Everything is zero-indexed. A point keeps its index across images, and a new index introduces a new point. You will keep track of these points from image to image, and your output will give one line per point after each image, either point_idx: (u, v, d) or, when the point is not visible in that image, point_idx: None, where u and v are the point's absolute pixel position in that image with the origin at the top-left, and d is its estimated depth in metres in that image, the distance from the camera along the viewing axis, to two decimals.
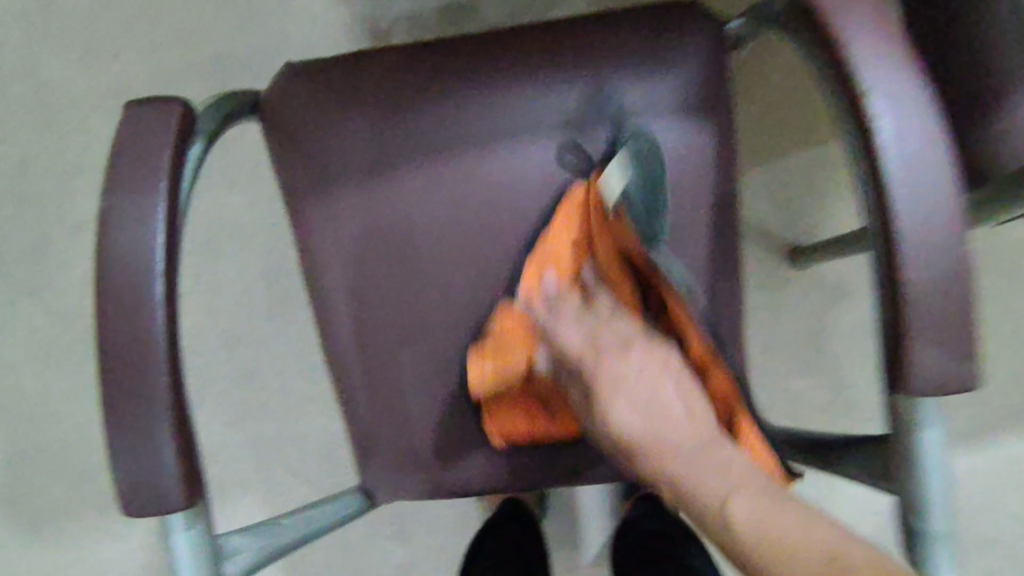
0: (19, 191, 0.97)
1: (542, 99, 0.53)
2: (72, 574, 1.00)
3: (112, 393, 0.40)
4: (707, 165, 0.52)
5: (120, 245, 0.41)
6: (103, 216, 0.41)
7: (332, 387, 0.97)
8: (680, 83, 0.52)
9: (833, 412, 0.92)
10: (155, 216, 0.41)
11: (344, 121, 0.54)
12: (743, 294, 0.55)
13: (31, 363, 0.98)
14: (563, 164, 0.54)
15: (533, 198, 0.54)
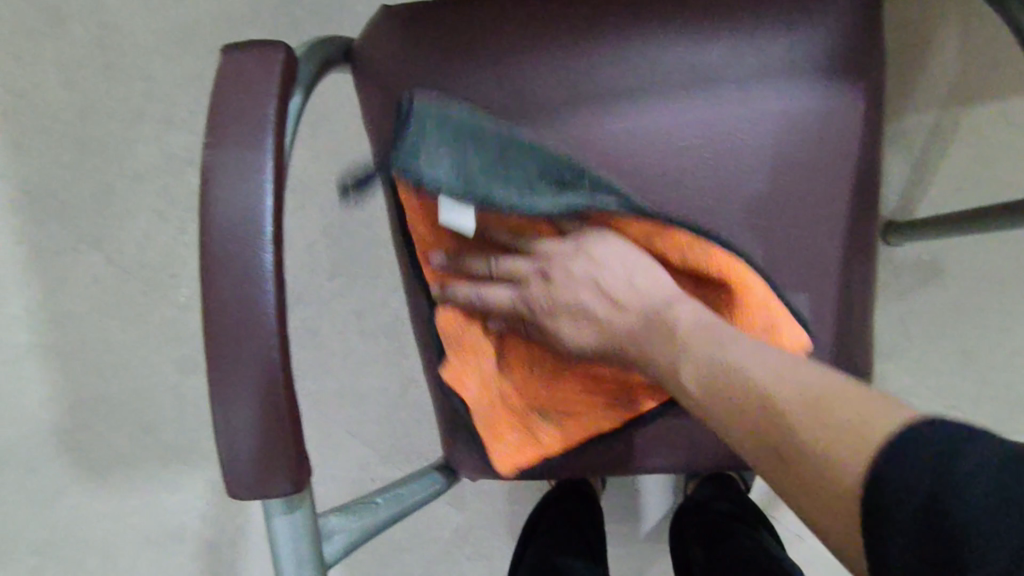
0: (80, 137, 0.95)
1: (669, 55, 0.48)
2: (133, 522, 1.01)
3: (219, 367, 0.38)
4: (846, 135, 0.49)
5: (226, 207, 0.38)
6: (205, 173, 0.38)
7: (393, 348, 0.95)
8: (822, 43, 0.48)
9: (915, 395, 0.89)
10: (263, 175, 0.38)
11: (448, 72, 0.50)
12: (873, 278, 0.52)
13: (93, 313, 0.97)
14: (688, 128, 0.49)
15: (652, 165, 0.50)
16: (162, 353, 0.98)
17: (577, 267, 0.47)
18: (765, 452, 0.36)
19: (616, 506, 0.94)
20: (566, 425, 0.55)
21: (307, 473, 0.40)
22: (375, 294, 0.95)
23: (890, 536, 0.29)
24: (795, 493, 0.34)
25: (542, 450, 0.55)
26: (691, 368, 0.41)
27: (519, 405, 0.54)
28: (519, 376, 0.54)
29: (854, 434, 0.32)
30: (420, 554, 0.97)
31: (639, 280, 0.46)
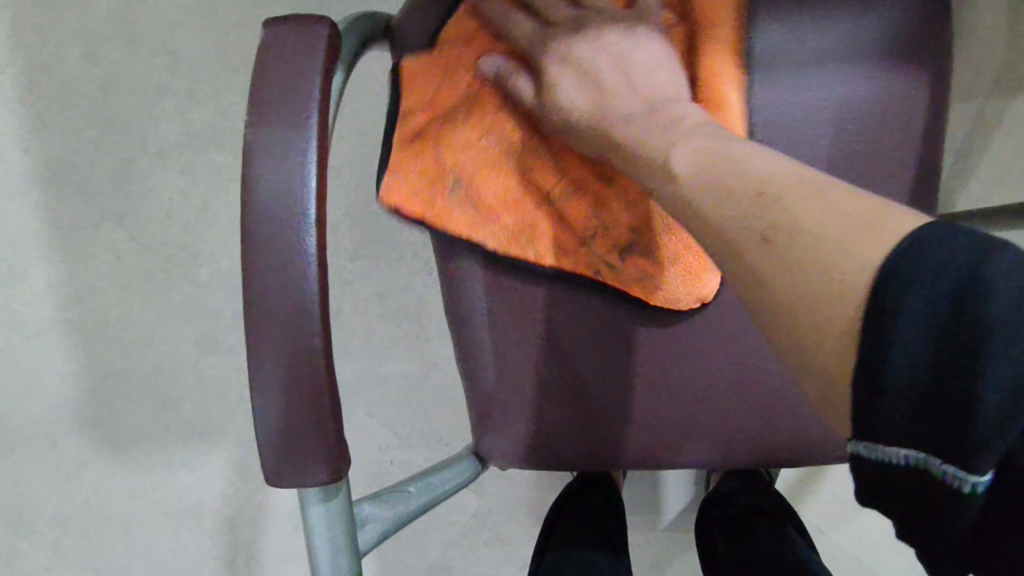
0: (102, 111, 0.93)
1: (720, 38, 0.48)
2: (153, 498, 1.01)
3: (259, 352, 0.37)
4: (899, 124, 0.48)
5: (268, 188, 0.36)
6: (247, 152, 0.37)
7: (415, 332, 0.95)
8: (874, 32, 0.47)
9: None
10: (307, 155, 0.37)
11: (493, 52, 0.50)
12: None
13: (114, 289, 0.97)
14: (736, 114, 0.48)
15: None
16: (182, 331, 0.98)
17: (600, 48, 0.47)
18: (733, 198, 0.34)
19: (636, 494, 0.93)
20: (476, 208, 0.50)
21: (346, 462, 0.39)
22: (398, 277, 0.94)
23: (890, 369, 0.25)
24: (733, 223, 0.33)
25: (437, 212, 0.50)
26: (681, 138, 0.40)
27: (454, 151, 0.50)
28: (456, 131, 0.50)
29: (845, 224, 0.28)
30: (438, 538, 0.97)
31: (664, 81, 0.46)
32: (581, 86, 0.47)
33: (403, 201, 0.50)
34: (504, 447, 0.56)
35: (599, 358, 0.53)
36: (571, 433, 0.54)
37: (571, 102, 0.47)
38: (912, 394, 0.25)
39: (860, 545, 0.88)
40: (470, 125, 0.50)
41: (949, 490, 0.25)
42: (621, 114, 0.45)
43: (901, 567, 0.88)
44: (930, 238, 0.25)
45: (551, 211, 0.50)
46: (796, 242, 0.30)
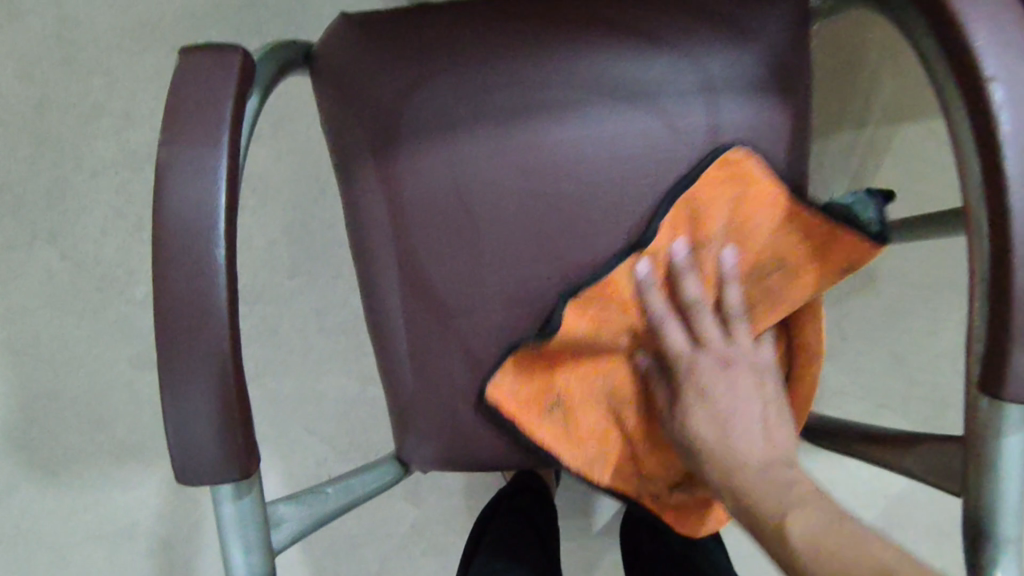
0: (38, 131, 0.94)
1: (616, 65, 0.51)
2: (85, 519, 1.00)
3: (170, 357, 0.39)
4: (777, 144, 0.52)
5: (181, 203, 0.39)
6: (160, 169, 0.39)
7: (352, 347, 0.97)
8: (754, 61, 0.51)
9: (847, 396, 0.95)
10: (217, 172, 0.39)
11: (405, 76, 0.53)
12: None
13: (47, 308, 0.97)
14: (633, 137, 0.52)
15: (599, 173, 0.52)
16: (117, 349, 0.98)
17: (755, 378, 0.52)
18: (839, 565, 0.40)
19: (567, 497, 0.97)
20: (563, 428, 0.55)
21: (256, 461, 0.41)
22: (335, 293, 0.96)
23: None
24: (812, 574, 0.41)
25: (526, 415, 0.54)
26: (790, 509, 0.45)
27: (568, 369, 0.54)
28: (579, 350, 0.53)
29: None
30: (376, 550, 0.99)
31: (782, 429, 0.51)
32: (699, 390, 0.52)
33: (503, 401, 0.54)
34: (422, 450, 0.58)
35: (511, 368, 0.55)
36: (483, 437, 0.57)
37: (688, 400, 0.52)
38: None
39: None
40: (592, 355, 0.53)
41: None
42: (734, 451, 0.51)
43: None
44: None
45: (615, 450, 0.56)
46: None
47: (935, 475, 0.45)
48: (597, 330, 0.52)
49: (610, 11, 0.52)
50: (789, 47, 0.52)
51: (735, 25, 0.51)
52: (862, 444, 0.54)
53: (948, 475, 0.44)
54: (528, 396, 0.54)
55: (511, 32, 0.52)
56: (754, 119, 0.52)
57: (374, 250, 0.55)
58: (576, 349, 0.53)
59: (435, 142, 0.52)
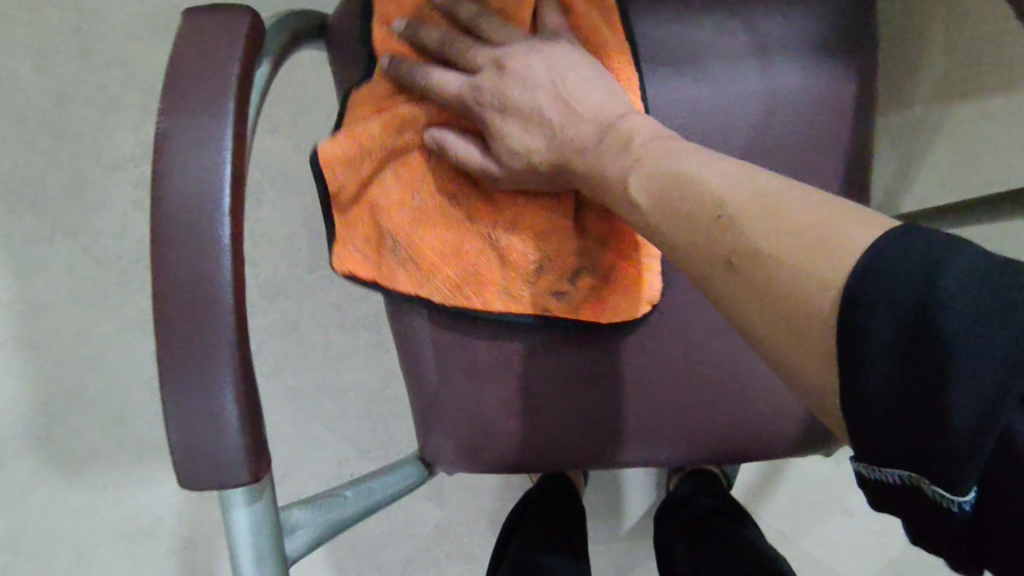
0: (54, 126, 0.93)
1: (665, 33, 0.52)
2: (105, 518, 0.98)
3: (172, 350, 0.36)
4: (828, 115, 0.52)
5: (181, 179, 0.36)
6: (159, 141, 0.36)
7: (374, 342, 0.94)
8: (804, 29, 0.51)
9: None
10: (220, 145, 0.36)
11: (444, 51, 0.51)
12: None
13: (68, 304, 0.95)
14: (680, 102, 0.51)
15: None
16: (138, 344, 0.96)
17: (539, 64, 0.47)
18: (686, 216, 0.38)
19: (595, 499, 0.93)
20: (415, 267, 0.50)
21: (267, 462, 0.38)
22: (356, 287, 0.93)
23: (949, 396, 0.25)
24: (721, 249, 0.35)
25: (383, 279, 0.51)
26: (622, 171, 0.43)
27: (382, 194, 0.50)
28: (382, 168, 0.50)
29: (829, 214, 0.31)
30: (399, 552, 0.96)
31: (595, 91, 0.47)
32: (494, 121, 0.47)
33: (356, 267, 0.52)
34: (446, 451, 0.55)
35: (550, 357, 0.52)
36: (517, 437, 0.53)
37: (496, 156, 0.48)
38: (956, 295, 0.25)
39: (819, 545, 0.88)
40: (390, 165, 0.50)
41: (945, 509, 0.27)
42: (567, 146, 0.46)
43: (858, 565, 0.87)
44: (893, 255, 0.27)
45: (500, 265, 0.50)
46: (758, 276, 0.33)
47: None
48: (373, 165, 0.50)
49: None
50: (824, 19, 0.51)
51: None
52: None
53: None
54: (360, 250, 0.52)
55: None
56: (787, 86, 0.51)
57: None
58: (376, 189, 0.50)
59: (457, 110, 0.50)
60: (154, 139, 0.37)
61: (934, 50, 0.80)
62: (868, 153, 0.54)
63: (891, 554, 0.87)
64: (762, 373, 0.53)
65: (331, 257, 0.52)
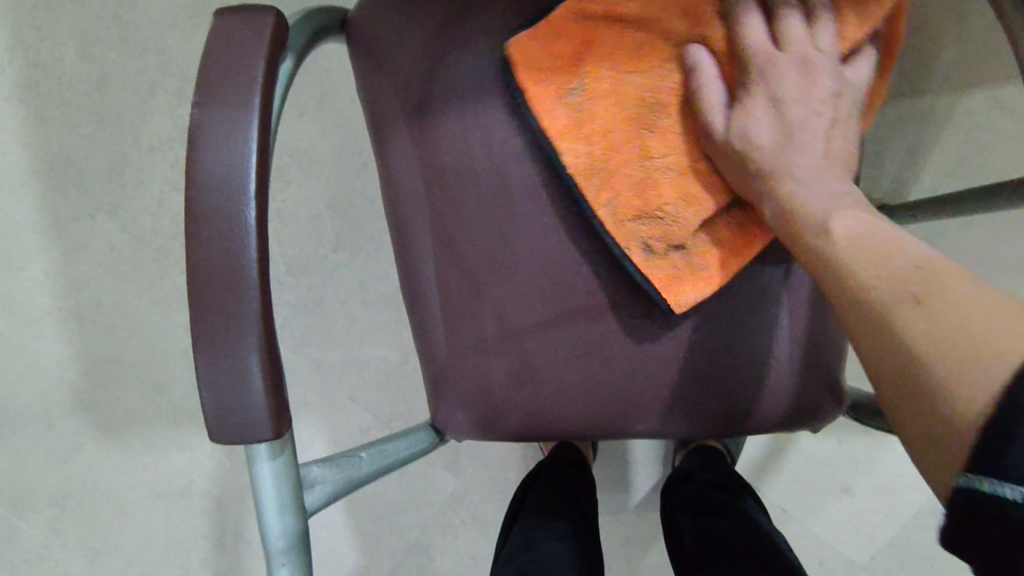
0: (96, 109, 0.98)
1: None
2: (144, 478, 1.05)
3: (203, 319, 0.40)
4: None
5: (212, 166, 0.40)
6: (193, 131, 0.40)
7: (393, 319, 0.98)
8: None
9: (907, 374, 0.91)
10: (247, 134, 0.40)
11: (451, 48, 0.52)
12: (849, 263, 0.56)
13: (109, 278, 1.01)
14: None
15: None
16: (174, 316, 1.02)
17: (823, 86, 0.48)
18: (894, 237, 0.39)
19: (603, 471, 0.97)
20: (571, 118, 0.51)
21: (288, 422, 0.42)
22: (377, 266, 0.97)
23: None
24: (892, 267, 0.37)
25: (541, 93, 0.51)
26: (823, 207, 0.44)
27: (598, 58, 0.50)
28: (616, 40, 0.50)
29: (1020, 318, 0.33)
30: (416, 517, 1.01)
31: (831, 149, 0.48)
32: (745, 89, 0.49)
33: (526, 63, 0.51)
34: (459, 422, 0.58)
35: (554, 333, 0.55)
36: (527, 413, 0.57)
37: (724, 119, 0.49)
38: None
39: (821, 523, 0.90)
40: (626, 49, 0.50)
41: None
42: (783, 158, 0.47)
43: (857, 542, 0.90)
44: None
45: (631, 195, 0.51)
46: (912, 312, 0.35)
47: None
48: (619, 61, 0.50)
49: None
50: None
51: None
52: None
53: None
54: (548, 69, 0.51)
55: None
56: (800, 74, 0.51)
57: (412, 220, 0.56)
58: (604, 43, 0.50)
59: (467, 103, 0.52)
60: (188, 129, 0.40)
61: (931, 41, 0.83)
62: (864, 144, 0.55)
63: (890, 534, 0.89)
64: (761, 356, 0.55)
65: (519, 34, 0.51)
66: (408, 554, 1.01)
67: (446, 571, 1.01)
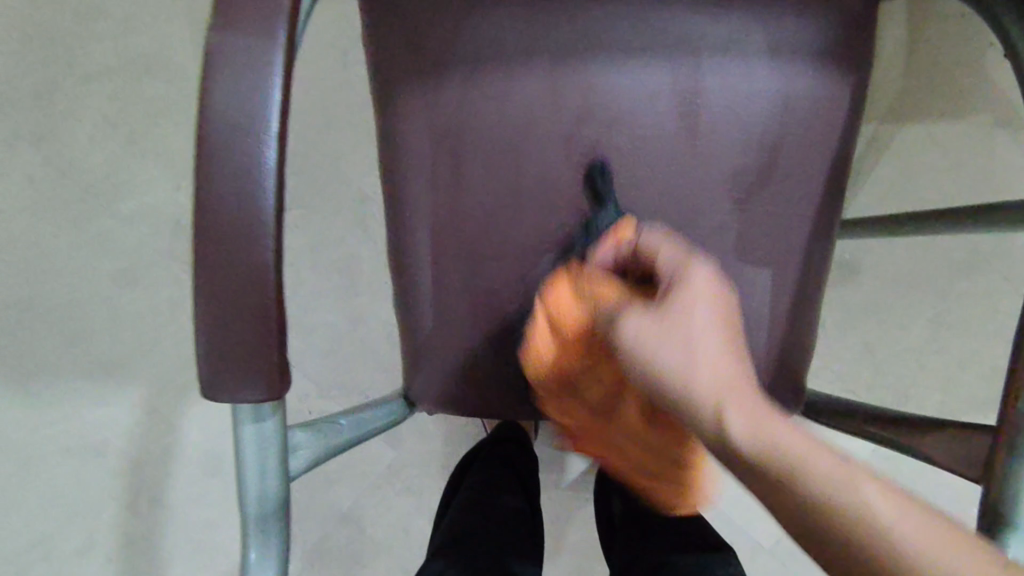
0: (27, 26, 0.91)
1: (690, 22, 0.54)
2: (50, 433, 0.98)
3: (207, 265, 0.38)
4: (836, 114, 0.55)
5: (225, 96, 0.37)
6: (208, 58, 0.38)
7: (346, 285, 0.96)
8: (808, 28, 0.54)
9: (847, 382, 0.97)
10: (272, 68, 0.38)
11: (472, 16, 0.54)
12: (825, 277, 0.60)
13: (26, 214, 0.93)
14: (679, 100, 0.55)
15: (646, 132, 0.55)
16: (98, 263, 0.95)
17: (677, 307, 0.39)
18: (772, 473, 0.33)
19: (545, 448, 1.01)
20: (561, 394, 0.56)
21: (285, 385, 0.41)
22: (333, 230, 0.95)
23: None
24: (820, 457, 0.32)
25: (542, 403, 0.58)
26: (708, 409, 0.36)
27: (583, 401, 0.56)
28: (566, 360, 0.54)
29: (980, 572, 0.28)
30: (347, 486, 1.00)
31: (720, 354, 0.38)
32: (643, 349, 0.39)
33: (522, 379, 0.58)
34: (431, 389, 0.61)
35: None
36: (508, 389, 0.60)
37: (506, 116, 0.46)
38: None
39: (734, 508, 0.97)
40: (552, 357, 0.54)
41: None
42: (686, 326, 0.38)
43: (768, 528, 0.97)
44: None
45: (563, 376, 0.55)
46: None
47: (949, 460, 0.47)
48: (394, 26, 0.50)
49: None
50: (839, 22, 0.54)
51: None
52: (874, 427, 0.57)
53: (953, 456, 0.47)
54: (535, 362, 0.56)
55: None
56: (794, 84, 0.54)
57: (410, 182, 0.57)
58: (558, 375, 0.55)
59: (480, 76, 0.54)
60: (203, 54, 0.38)
61: (890, 75, 0.90)
62: (850, 155, 0.57)
63: None
64: None
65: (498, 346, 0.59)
66: (339, 523, 1.00)
67: (375, 542, 1.00)
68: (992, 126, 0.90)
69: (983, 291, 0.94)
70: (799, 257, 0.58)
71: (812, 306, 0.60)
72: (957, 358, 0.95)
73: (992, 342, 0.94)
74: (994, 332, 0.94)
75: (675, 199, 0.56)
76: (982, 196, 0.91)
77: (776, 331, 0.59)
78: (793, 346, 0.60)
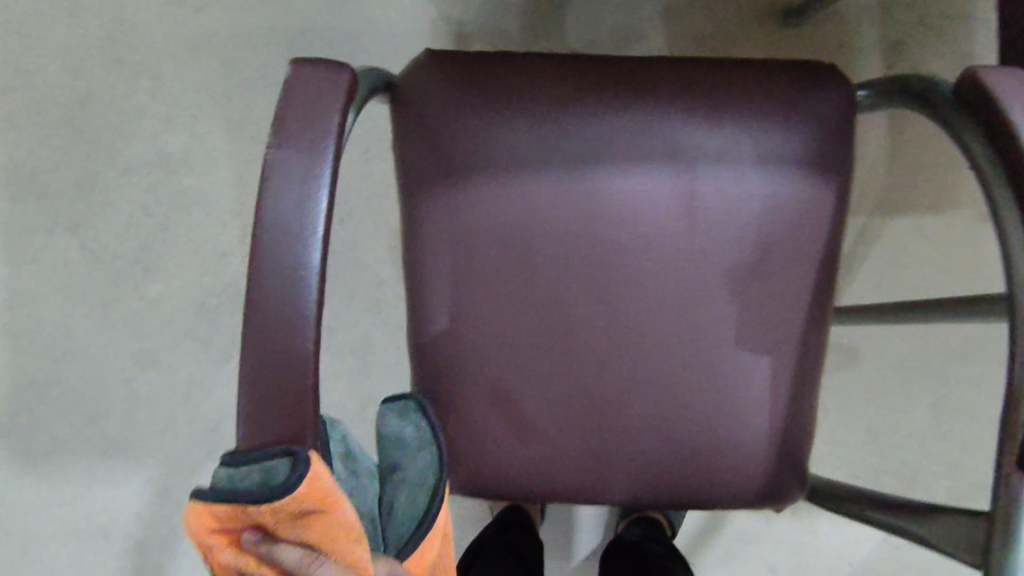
0: (74, 125, 0.97)
1: (690, 130, 0.60)
2: (60, 513, 0.98)
3: (254, 351, 0.42)
4: (826, 212, 0.60)
5: (279, 203, 0.42)
6: (267, 168, 0.43)
7: (359, 366, 0.99)
8: (797, 137, 0.60)
9: (849, 467, 0.98)
10: (320, 177, 0.43)
11: (493, 124, 0.60)
12: (823, 362, 0.63)
13: (57, 297, 0.97)
14: (681, 197, 0.60)
15: (649, 226, 0.60)
16: (122, 344, 0.98)
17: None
18: None
19: (553, 531, 1.01)
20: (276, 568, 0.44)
21: None
22: (348, 313, 0.99)
23: None
24: None
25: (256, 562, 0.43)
26: None
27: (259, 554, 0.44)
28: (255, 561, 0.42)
29: None
30: None
31: None
32: None
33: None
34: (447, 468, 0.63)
35: (556, 404, 0.61)
36: (518, 469, 0.62)
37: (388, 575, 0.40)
38: None
39: None
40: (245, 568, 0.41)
41: None
42: None
43: None
44: None
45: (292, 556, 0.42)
46: None
47: (951, 546, 0.49)
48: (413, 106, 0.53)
49: (672, 82, 0.61)
50: (822, 132, 0.60)
51: (788, 105, 0.60)
52: (879, 512, 0.58)
53: (954, 543, 0.49)
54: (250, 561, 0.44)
55: (589, 89, 0.60)
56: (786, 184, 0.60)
57: (432, 275, 0.61)
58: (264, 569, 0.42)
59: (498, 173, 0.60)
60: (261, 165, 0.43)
61: (874, 173, 0.97)
62: (840, 248, 0.62)
63: None
64: (741, 444, 0.61)
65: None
66: None
67: None
68: (973, 222, 0.96)
69: (977, 377, 0.97)
70: (796, 344, 0.61)
71: (811, 392, 0.63)
72: (955, 442, 0.97)
73: (988, 427, 0.97)
74: (990, 417, 0.97)
75: (677, 289, 0.60)
76: (966, 285, 0.96)
77: (780, 413, 0.62)
78: (796, 429, 0.63)
